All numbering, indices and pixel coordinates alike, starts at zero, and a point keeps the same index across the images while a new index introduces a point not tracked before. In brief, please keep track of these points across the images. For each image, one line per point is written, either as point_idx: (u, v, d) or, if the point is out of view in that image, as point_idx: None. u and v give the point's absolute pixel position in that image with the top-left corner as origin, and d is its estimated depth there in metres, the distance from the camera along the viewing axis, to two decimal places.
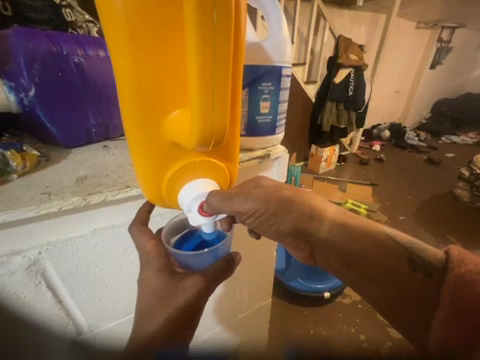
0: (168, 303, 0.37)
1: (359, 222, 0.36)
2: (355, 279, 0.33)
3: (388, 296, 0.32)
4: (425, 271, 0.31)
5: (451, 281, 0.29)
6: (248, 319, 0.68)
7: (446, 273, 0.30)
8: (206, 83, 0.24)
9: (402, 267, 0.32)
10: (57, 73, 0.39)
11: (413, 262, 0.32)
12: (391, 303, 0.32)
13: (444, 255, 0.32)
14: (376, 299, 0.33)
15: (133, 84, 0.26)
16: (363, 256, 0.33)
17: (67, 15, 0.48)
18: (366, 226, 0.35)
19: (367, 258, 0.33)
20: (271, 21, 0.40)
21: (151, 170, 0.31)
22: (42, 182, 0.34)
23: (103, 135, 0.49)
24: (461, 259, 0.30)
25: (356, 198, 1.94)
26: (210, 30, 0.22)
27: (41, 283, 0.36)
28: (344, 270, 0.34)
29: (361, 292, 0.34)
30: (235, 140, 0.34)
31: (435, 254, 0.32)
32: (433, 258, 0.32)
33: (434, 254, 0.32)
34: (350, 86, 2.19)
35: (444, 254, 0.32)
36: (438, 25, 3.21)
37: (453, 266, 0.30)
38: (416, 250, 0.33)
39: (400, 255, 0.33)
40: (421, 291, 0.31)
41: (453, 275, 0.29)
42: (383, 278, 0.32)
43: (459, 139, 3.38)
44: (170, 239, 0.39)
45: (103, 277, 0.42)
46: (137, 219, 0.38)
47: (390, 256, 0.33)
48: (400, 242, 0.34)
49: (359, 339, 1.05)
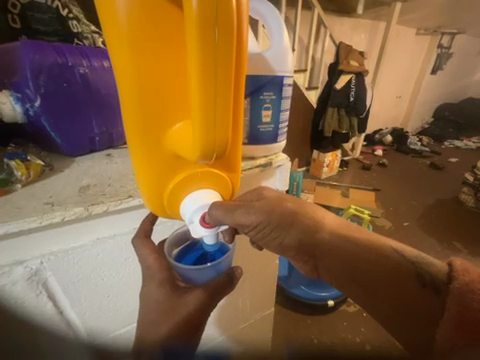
0: (169, 314, 0.37)
1: (364, 235, 0.35)
2: (360, 292, 0.33)
3: (393, 310, 0.31)
4: (433, 286, 0.31)
5: (455, 289, 0.28)
6: (250, 328, 0.67)
7: (451, 281, 0.29)
8: (208, 95, 0.24)
9: (408, 280, 0.32)
10: (63, 84, 0.40)
11: (420, 277, 0.32)
12: (395, 316, 0.31)
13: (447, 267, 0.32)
14: (381, 314, 0.32)
15: (136, 97, 0.27)
16: (368, 268, 0.32)
17: (74, 27, 0.50)
18: (371, 239, 0.34)
19: (373, 272, 0.32)
20: (272, 32, 0.40)
21: (153, 181, 0.31)
22: (45, 192, 0.34)
23: (107, 144, 0.49)
24: (465, 269, 0.29)
25: (359, 203, 1.92)
26: (212, 46, 0.22)
27: (42, 293, 0.36)
28: (348, 283, 0.33)
29: (366, 305, 0.33)
30: (237, 150, 0.34)
31: (437, 265, 0.33)
32: (437, 271, 0.32)
33: (438, 268, 0.32)
34: (351, 91, 2.20)
35: (447, 266, 0.32)
36: (438, 31, 3.24)
37: (457, 275, 0.29)
38: (422, 263, 0.33)
39: (407, 269, 0.32)
40: (425, 302, 0.31)
41: (458, 283, 0.28)
42: (387, 290, 0.32)
43: (462, 144, 3.36)
44: (172, 252, 0.39)
45: (105, 287, 0.41)
46: (140, 230, 0.38)
47: (396, 270, 0.32)
48: (407, 258, 0.33)
49: (364, 349, 1.02)
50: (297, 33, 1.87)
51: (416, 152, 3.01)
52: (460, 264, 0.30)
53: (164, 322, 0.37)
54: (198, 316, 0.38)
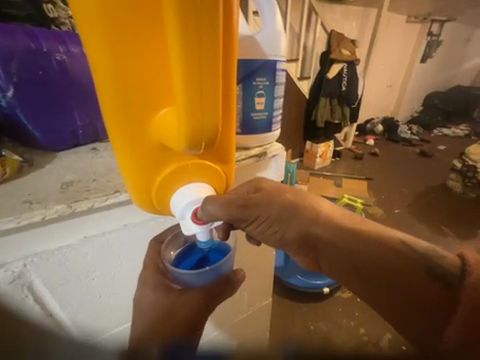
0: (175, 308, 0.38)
1: (369, 226, 0.34)
2: (360, 283, 0.33)
3: (397, 304, 0.31)
4: (444, 281, 0.30)
5: (469, 284, 0.28)
6: (249, 319, 0.67)
7: (464, 275, 0.29)
8: (193, 77, 0.22)
9: (416, 274, 0.31)
10: (38, 72, 0.37)
11: (430, 271, 0.31)
12: (397, 309, 0.31)
13: (459, 260, 0.31)
14: (385, 306, 0.32)
15: (113, 81, 0.24)
16: (370, 260, 0.32)
17: (49, 11, 0.46)
18: (375, 230, 0.34)
19: (374, 264, 0.32)
20: (264, 13, 0.38)
21: (139, 175, 0.29)
22: (24, 190, 0.32)
23: (91, 137, 0.46)
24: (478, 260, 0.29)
25: (352, 192, 1.95)
26: (195, 18, 0.20)
27: (27, 296, 0.34)
28: (352, 276, 0.33)
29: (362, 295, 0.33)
30: (230, 140, 0.32)
31: (447, 256, 0.32)
32: (449, 265, 0.31)
33: (449, 259, 0.31)
34: (343, 81, 2.19)
35: (459, 259, 0.31)
36: (427, 19, 3.23)
37: (470, 269, 0.29)
38: (432, 257, 0.32)
39: (415, 262, 0.32)
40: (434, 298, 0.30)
41: (473, 278, 0.28)
42: (392, 283, 0.31)
43: (450, 132, 3.44)
44: (168, 255, 0.38)
45: (96, 287, 0.40)
46: (151, 235, 0.41)
47: (400, 261, 0.32)
48: (411, 250, 0.32)
49: (359, 332, 1.06)
50: (288, 20, 1.83)
51: (407, 140, 3.06)
52: (473, 256, 0.30)
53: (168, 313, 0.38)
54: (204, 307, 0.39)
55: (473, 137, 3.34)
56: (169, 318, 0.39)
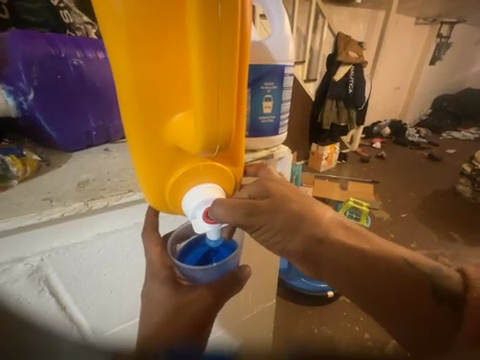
0: (183, 310, 0.39)
1: (370, 244, 0.35)
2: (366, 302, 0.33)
3: (402, 320, 0.31)
4: (450, 303, 0.29)
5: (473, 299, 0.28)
6: (253, 320, 0.68)
7: (468, 291, 0.29)
8: (211, 84, 0.23)
9: (421, 293, 0.31)
10: (56, 76, 0.39)
11: (436, 292, 0.30)
12: (403, 325, 0.31)
13: (459, 275, 0.31)
14: (390, 323, 0.32)
15: (134, 86, 0.26)
16: (372, 278, 0.32)
17: (65, 17, 0.48)
18: (376, 249, 0.34)
19: (379, 281, 0.32)
20: (272, 20, 0.39)
21: (154, 176, 0.30)
22: (43, 188, 0.33)
23: (104, 138, 0.48)
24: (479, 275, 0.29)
25: (358, 196, 1.93)
26: (215, 30, 0.21)
27: (44, 290, 0.35)
28: (357, 294, 0.33)
29: (362, 305, 0.33)
30: (240, 144, 0.33)
31: (448, 272, 0.31)
32: (455, 283, 0.30)
33: (449, 275, 0.31)
34: (350, 83, 2.19)
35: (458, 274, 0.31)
36: (437, 20, 3.19)
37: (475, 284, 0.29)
38: (436, 276, 0.31)
39: (418, 279, 0.32)
40: (437, 317, 0.29)
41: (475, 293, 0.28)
42: (396, 299, 0.31)
43: (460, 135, 3.37)
44: (175, 247, 0.39)
45: (108, 283, 0.41)
46: (147, 223, 0.38)
47: (402, 276, 0.32)
48: (415, 267, 0.32)
49: (363, 338, 1.05)
50: (295, 23, 1.83)
51: (414, 143, 3.01)
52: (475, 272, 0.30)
53: (177, 315, 0.40)
54: (214, 304, 0.41)
55: None
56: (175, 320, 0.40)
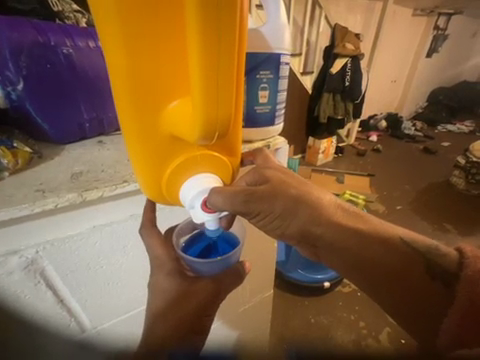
0: (186, 297, 0.40)
1: (369, 225, 0.35)
2: (365, 284, 0.33)
3: (400, 303, 0.32)
4: (444, 281, 0.31)
5: (466, 276, 0.30)
6: (251, 310, 0.69)
7: (462, 269, 0.30)
8: (209, 69, 0.22)
9: (418, 274, 0.32)
10: (46, 66, 0.37)
11: (430, 270, 0.32)
12: (404, 307, 0.32)
13: (456, 253, 0.32)
14: (389, 305, 0.33)
15: (128, 71, 0.25)
16: (370, 262, 0.33)
17: (54, 5, 0.46)
18: (378, 231, 0.34)
19: (376, 264, 0.33)
20: (268, 6, 0.38)
21: (150, 165, 0.30)
22: (36, 179, 0.33)
23: (98, 131, 0.47)
24: (476, 254, 0.31)
25: (354, 189, 1.95)
26: (214, 10, 0.20)
27: (40, 282, 0.35)
28: (354, 276, 0.34)
29: (364, 286, 0.34)
30: (238, 133, 0.33)
31: (446, 251, 0.33)
32: (449, 262, 0.32)
33: (446, 253, 0.33)
34: (347, 75, 2.18)
35: (457, 253, 0.32)
36: (434, 12, 3.16)
37: (469, 262, 0.30)
38: (434, 255, 0.32)
39: (415, 260, 0.33)
40: (432, 294, 0.31)
41: (469, 271, 0.30)
42: (394, 282, 0.32)
43: (454, 128, 3.40)
44: (179, 242, 0.40)
45: (105, 275, 0.41)
46: (145, 220, 0.38)
47: (399, 259, 0.33)
48: (411, 248, 0.33)
49: (359, 326, 1.08)
50: (291, 14, 1.80)
51: (410, 137, 3.03)
52: (471, 251, 0.31)
53: (178, 300, 0.40)
54: (214, 290, 0.42)
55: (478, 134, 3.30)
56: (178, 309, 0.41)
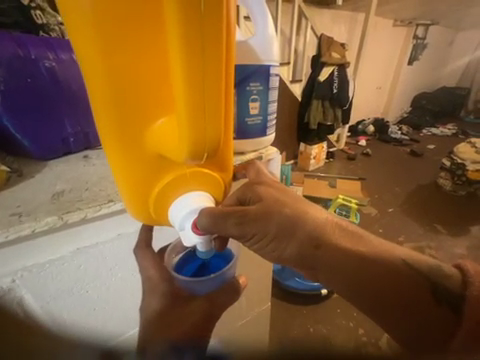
0: (185, 317, 0.40)
1: (368, 245, 0.34)
2: (362, 301, 0.32)
3: (400, 322, 0.31)
4: (451, 305, 0.29)
5: (472, 297, 0.28)
6: (248, 325, 0.67)
7: (466, 288, 0.29)
8: (196, 86, 0.22)
9: (419, 296, 0.31)
10: (27, 81, 0.36)
11: (436, 293, 0.30)
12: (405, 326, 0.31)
13: (459, 272, 0.31)
14: (388, 324, 0.32)
15: (109, 88, 0.24)
16: (368, 279, 0.32)
17: (37, 18, 0.45)
18: (376, 248, 0.34)
19: (374, 281, 0.32)
20: (255, 19, 0.38)
21: (136, 185, 0.28)
22: (12, 201, 0.31)
23: (83, 145, 0.45)
24: (478, 272, 0.30)
25: (346, 193, 1.97)
26: (197, 25, 0.19)
27: (17, 313, 0.32)
28: (350, 294, 0.33)
29: (362, 306, 0.32)
30: (229, 148, 0.32)
31: (449, 270, 0.32)
32: (454, 283, 0.30)
33: (449, 273, 0.32)
34: (334, 83, 2.24)
35: (458, 271, 0.31)
36: (413, 23, 3.33)
37: (472, 280, 0.30)
38: (438, 277, 0.31)
39: (417, 281, 0.32)
40: (436, 317, 0.30)
41: (475, 290, 0.29)
42: (392, 299, 0.31)
43: (438, 131, 3.54)
44: (171, 261, 0.39)
45: (90, 300, 0.38)
46: (141, 241, 0.38)
47: (399, 279, 0.32)
48: (412, 266, 0.33)
49: (358, 333, 1.06)
50: (279, 25, 1.85)
51: (397, 140, 3.12)
52: (473, 268, 0.31)
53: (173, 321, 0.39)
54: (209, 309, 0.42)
55: (461, 136, 3.44)
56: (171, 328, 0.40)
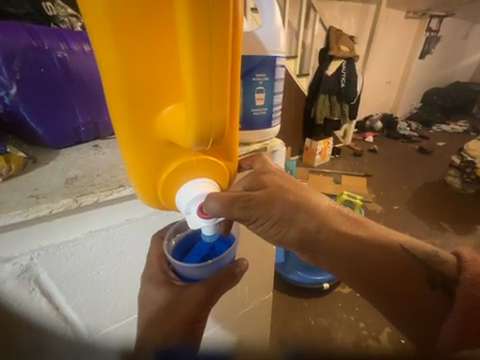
0: (181, 303, 0.38)
1: (369, 233, 0.35)
2: (360, 286, 0.33)
3: (398, 305, 0.32)
4: (445, 288, 0.30)
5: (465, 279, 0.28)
6: (250, 314, 0.68)
7: (460, 272, 0.29)
8: (202, 73, 0.22)
9: (419, 281, 0.32)
10: (40, 70, 0.37)
11: (431, 278, 0.31)
12: (402, 307, 0.32)
13: (455, 258, 0.32)
14: (384, 306, 0.33)
15: (121, 76, 0.24)
16: (368, 264, 0.33)
17: (48, 9, 0.45)
18: (378, 238, 0.35)
19: (375, 268, 0.33)
20: (263, 10, 0.38)
21: (145, 170, 0.29)
22: (29, 185, 0.32)
23: (93, 135, 0.47)
24: (474, 258, 0.30)
25: (351, 189, 1.95)
26: (205, 17, 0.20)
27: (35, 289, 0.35)
28: (351, 279, 0.34)
29: (360, 290, 0.34)
30: (234, 138, 0.33)
31: (445, 257, 0.33)
32: (449, 267, 0.31)
33: (446, 260, 0.32)
34: (342, 78, 2.21)
35: (454, 257, 0.32)
36: (426, 14, 3.21)
37: (466, 265, 0.30)
38: (433, 262, 0.32)
39: (416, 267, 0.32)
40: (432, 300, 0.31)
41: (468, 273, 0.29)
42: (392, 282, 0.32)
43: (449, 127, 3.44)
44: (171, 244, 0.40)
45: (100, 281, 0.40)
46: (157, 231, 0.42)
47: (400, 266, 0.33)
48: (411, 253, 0.33)
49: (358, 327, 1.07)
50: (286, 18, 1.82)
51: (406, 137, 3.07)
52: (469, 254, 0.31)
53: (171, 310, 0.38)
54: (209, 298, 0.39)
55: (472, 133, 3.35)
56: (173, 313, 0.39)
